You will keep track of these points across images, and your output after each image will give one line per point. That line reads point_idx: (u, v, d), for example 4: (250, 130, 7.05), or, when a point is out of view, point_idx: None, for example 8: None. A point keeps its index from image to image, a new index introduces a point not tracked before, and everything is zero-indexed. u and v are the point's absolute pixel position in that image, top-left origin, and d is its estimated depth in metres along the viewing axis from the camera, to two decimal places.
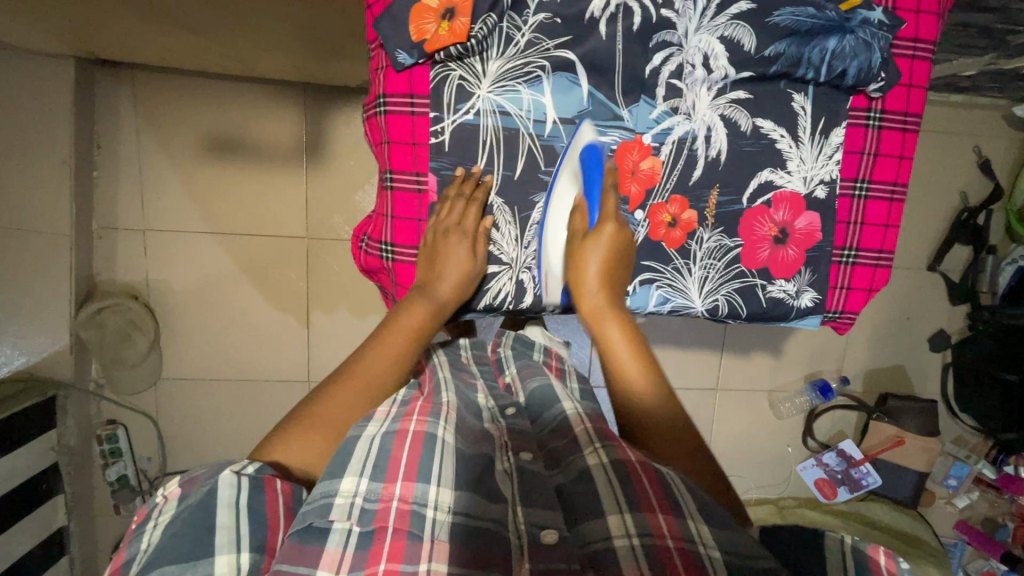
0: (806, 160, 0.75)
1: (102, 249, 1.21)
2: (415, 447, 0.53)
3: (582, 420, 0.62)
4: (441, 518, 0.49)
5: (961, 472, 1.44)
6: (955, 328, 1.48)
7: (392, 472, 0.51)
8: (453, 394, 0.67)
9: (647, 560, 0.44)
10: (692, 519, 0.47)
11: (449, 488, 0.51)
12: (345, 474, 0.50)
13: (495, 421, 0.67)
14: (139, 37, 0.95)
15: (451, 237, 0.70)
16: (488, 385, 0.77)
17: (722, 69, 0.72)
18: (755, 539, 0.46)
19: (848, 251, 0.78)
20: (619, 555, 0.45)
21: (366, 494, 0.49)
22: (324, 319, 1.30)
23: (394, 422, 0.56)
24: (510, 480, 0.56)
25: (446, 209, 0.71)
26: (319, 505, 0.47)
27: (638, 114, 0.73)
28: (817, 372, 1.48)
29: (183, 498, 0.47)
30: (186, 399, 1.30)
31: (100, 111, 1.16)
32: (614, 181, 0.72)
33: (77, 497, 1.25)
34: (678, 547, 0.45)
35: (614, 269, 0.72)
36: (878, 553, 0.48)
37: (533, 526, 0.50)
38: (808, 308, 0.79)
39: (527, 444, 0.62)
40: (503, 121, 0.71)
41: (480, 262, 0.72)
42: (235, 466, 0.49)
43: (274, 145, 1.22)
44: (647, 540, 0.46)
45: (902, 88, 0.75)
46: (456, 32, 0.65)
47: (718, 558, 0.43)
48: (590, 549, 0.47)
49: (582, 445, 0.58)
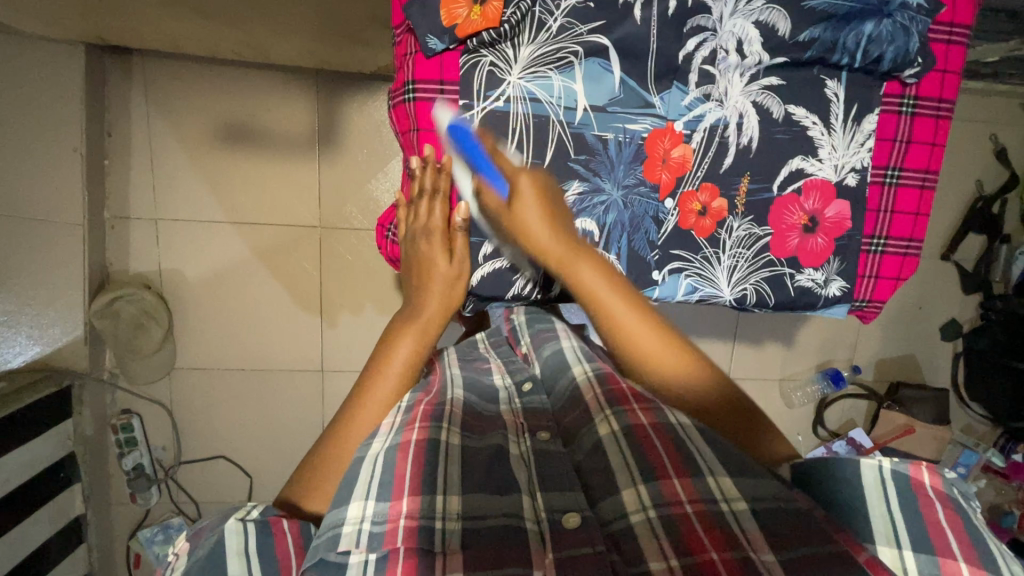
0: (837, 148, 0.74)
1: (114, 239, 1.20)
2: (418, 459, 0.53)
3: (592, 387, 0.64)
4: (450, 526, 0.48)
5: (970, 459, 1.43)
6: (967, 317, 1.48)
7: (397, 490, 0.51)
8: (461, 387, 0.69)
9: (668, 526, 0.46)
10: (709, 475, 0.50)
11: (456, 494, 0.51)
12: (351, 500, 0.49)
13: (512, 401, 0.69)
14: (151, 23, 0.93)
15: (424, 238, 0.72)
16: (505, 362, 0.80)
17: (756, 54, 0.71)
18: (778, 480, 0.49)
19: (877, 240, 0.78)
20: (636, 528, 0.47)
21: (374, 518, 0.48)
22: (351, 320, 1.31)
23: (397, 435, 0.56)
24: (526, 464, 0.57)
25: (414, 212, 0.73)
26: (328, 539, 0.46)
27: (670, 101, 0.72)
28: (829, 361, 1.48)
29: (191, 553, 0.47)
30: (200, 390, 1.30)
31: (110, 98, 1.15)
32: (495, 143, 0.70)
33: (93, 487, 1.26)
34: (697, 510, 0.47)
35: (550, 212, 0.69)
36: (921, 472, 0.48)
37: (554, 512, 0.50)
38: (836, 297, 0.78)
39: (544, 424, 0.63)
40: (533, 108, 0.70)
41: (458, 256, 0.72)
42: (240, 514, 0.49)
43: (287, 132, 1.20)
44: (664, 508, 0.48)
45: (938, 74, 0.74)
46: (488, 16, 0.65)
47: (743, 509, 0.46)
48: (612, 528, 0.49)
49: (594, 414, 0.61)
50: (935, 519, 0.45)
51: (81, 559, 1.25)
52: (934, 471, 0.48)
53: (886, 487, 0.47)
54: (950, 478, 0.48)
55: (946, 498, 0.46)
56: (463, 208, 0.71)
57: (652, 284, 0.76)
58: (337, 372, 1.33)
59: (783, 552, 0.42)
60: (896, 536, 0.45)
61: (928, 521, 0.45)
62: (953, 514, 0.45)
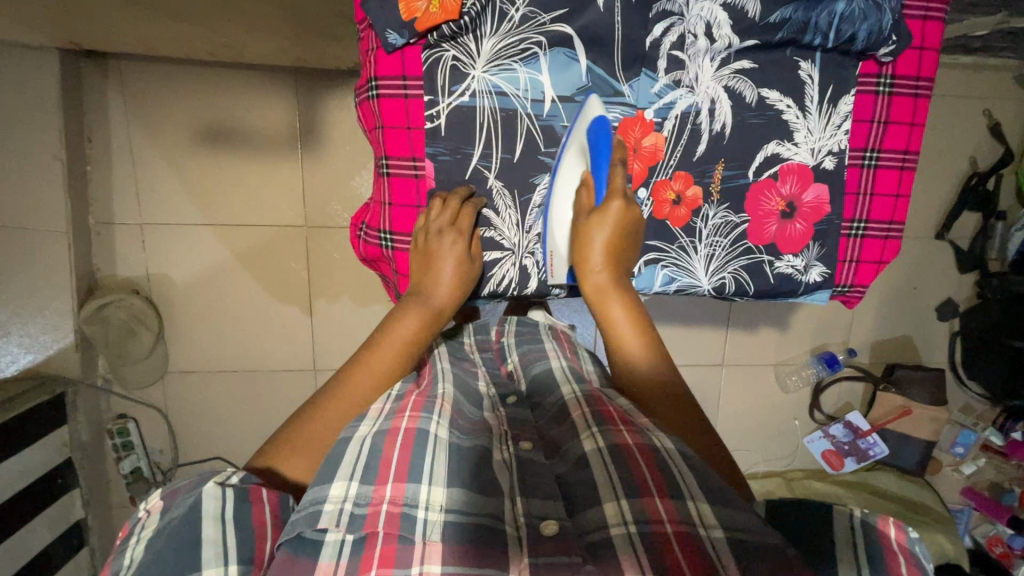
0: (813, 131, 0.73)
1: (101, 245, 1.20)
2: (406, 448, 0.54)
3: (580, 405, 0.62)
4: (433, 517, 0.49)
5: (968, 439, 1.46)
6: (963, 296, 1.46)
7: (383, 475, 0.51)
8: (450, 384, 0.68)
9: (646, 545, 0.45)
10: (692, 499, 0.48)
11: (442, 487, 0.51)
12: (335, 479, 0.50)
13: (496, 409, 0.69)
14: (120, 25, 0.92)
15: (446, 237, 0.68)
16: (490, 373, 0.80)
17: (726, 38, 0.69)
18: (754, 513, 0.47)
19: (857, 223, 0.77)
20: (616, 541, 0.46)
21: (356, 499, 0.49)
22: (329, 306, 1.30)
23: (387, 421, 0.57)
24: (510, 471, 0.56)
25: (439, 208, 0.69)
26: (309, 513, 0.47)
27: (640, 88, 0.71)
28: (824, 345, 1.47)
29: (165, 511, 0.47)
30: (193, 392, 1.30)
31: (88, 103, 1.14)
32: (621, 157, 0.68)
33: (93, 491, 1.27)
34: (677, 531, 0.45)
35: (619, 249, 0.69)
36: (889, 526, 0.49)
37: (533, 518, 0.50)
38: (817, 283, 0.77)
39: (528, 433, 0.63)
40: (500, 101, 0.69)
41: (475, 266, 0.71)
42: (219, 478, 0.49)
43: (266, 133, 1.19)
44: (645, 525, 0.46)
45: (915, 51, 0.73)
46: (447, 8, 0.62)
47: (720, 538, 0.44)
48: (590, 539, 0.47)
49: (579, 430, 0.58)
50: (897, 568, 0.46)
51: (85, 562, 1.27)
52: (901, 526, 0.49)
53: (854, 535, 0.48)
54: (914, 536, 0.49)
55: (909, 553, 0.47)
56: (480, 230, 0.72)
57: None
58: (330, 371, 1.34)
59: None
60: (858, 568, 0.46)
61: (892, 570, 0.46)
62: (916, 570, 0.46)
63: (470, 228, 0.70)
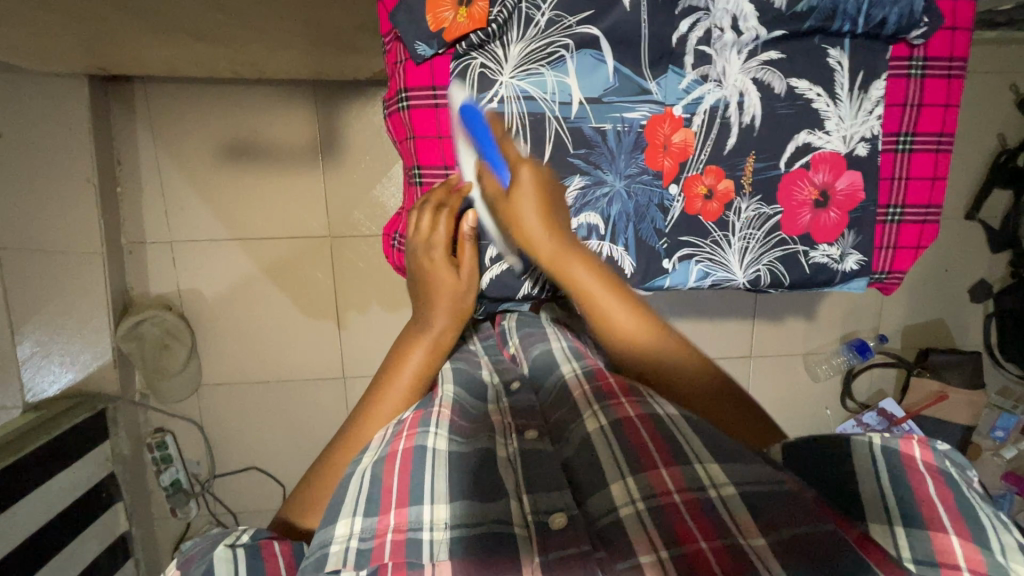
0: (844, 118, 0.72)
1: (133, 264, 1.23)
2: (404, 467, 0.55)
3: (580, 384, 0.66)
4: (438, 536, 0.49)
5: (1008, 422, 1.43)
6: (997, 277, 1.43)
7: (385, 504, 0.52)
8: (453, 382, 0.70)
9: (655, 516, 0.47)
10: (698, 461, 0.50)
11: (444, 503, 0.52)
12: (338, 519, 0.51)
13: (500, 400, 0.70)
14: (148, 48, 0.95)
15: (427, 255, 0.71)
16: (493, 359, 0.81)
17: (752, 30, 0.69)
18: (765, 463, 0.49)
19: (893, 209, 0.76)
20: (625, 522, 0.47)
21: (361, 534, 0.50)
22: (356, 315, 1.31)
23: (385, 446, 0.59)
24: (513, 467, 0.57)
25: (416, 224, 0.70)
26: (317, 558, 0.48)
27: (667, 85, 0.71)
28: (854, 332, 1.45)
29: None
30: (228, 404, 1.33)
31: (116, 126, 1.17)
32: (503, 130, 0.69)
33: (136, 505, 1.30)
34: (684, 498, 0.48)
35: (549, 209, 0.68)
36: (912, 446, 0.48)
37: (540, 514, 0.51)
38: (854, 272, 0.76)
39: (532, 422, 0.64)
40: (528, 106, 0.69)
41: (465, 271, 0.71)
42: (230, 539, 0.52)
43: (288, 146, 1.21)
44: (653, 500, 0.48)
45: (946, 32, 0.71)
46: (475, 16, 0.65)
47: (732, 494, 0.47)
48: (600, 524, 0.49)
49: (582, 410, 0.61)
50: (925, 490, 0.45)
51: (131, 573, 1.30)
52: (927, 445, 0.48)
53: (874, 462, 0.48)
54: (942, 450, 0.48)
55: (937, 472, 0.46)
56: (473, 215, 0.70)
57: (663, 273, 0.75)
58: (359, 377, 1.35)
59: (774, 534, 0.42)
60: (887, 513, 0.45)
61: (919, 498, 0.44)
62: (945, 488, 0.44)
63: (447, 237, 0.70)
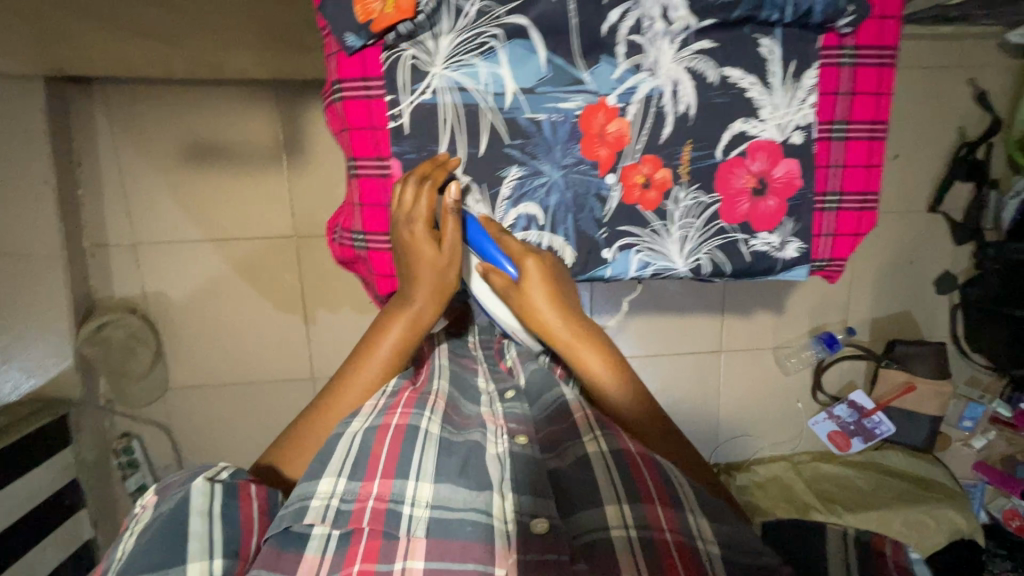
0: (778, 107, 0.73)
1: (95, 266, 1.22)
2: (396, 440, 0.62)
3: (581, 409, 0.72)
4: (417, 513, 0.57)
5: (975, 412, 1.45)
6: (962, 268, 1.45)
7: (370, 472, 0.59)
8: (445, 379, 0.76)
9: (643, 544, 0.55)
10: (692, 513, 0.58)
11: (428, 483, 0.59)
12: (324, 476, 0.59)
13: (493, 405, 0.76)
14: (99, 48, 0.94)
15: (407, 227, 0.68)
16: (490, 368, 0.85)
17: (683, 19, 0.70)
18: (752, 534, 0.57)
19: (831, 197, 0.76)
20: (615, 544, 0.55)
21: (343, 495, 0.58)
22: (324, 317, 1.31)
23: (379, 417, 0.65)
24: (500, 463, 0.64)
25: (398, 194, 0.69)
26: (295, 510, 0.56)
27: (600, 75, 0.71)
28: (822, 325, 1.46)
29: (157, 506, 0.57)
30: (196, 407, 1.32)
31: (75, 127, 1.16)
32: (497, 229, 0.71)
33: (101, 511, 1.29)
34: (675, 539, 0.55)
35: (559, 296, 0.72)
36: None
37: (523, 516, 0.58)
38: (794, 259, 0.77)
39: (524, 428, 0.68)
40: (461, 97, 0.70)
41: (447, 247, 0.69)
42: (210, 473, 0.58)
43: (250, 146, 1.21)
44: (646, 531, 0.56)
45: (876, 20, 0.72)
46: (402, 7, 0.64)
47: (715, 552, 0.54)
48: (582, 539, 0.57)
49: (583, 432, 0.67)
50: None
51: None
52: None
53: None
54: None
55: None
56: (454, 189, 0.67)
57: (603, 263, 0.76)
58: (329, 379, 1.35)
59: None
60: None
61: None
62: None
63: (429, 211, 0.68)
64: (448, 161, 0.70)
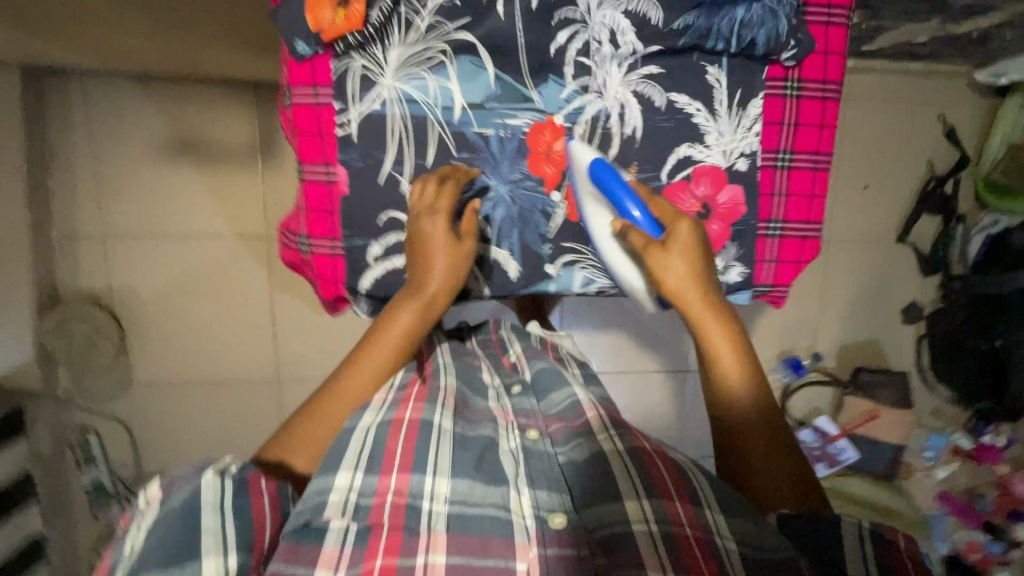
0: (723, 133, 0.76)
1: (63, 257, 1.21)
2: (409, 437, 0.63)
3: (594, 407, 0.71)
4: (435, 508, 0.59)
5: (938, 443, 1.45)
6: (929, 299, 1.47)
7: (385, 467, 0.61)
8: (451, 376, 0.77)
9: (664, 541, 0.56)
10: (709, 510, 0.59)
11: (444, 478, 0.61)
12: (338, 470, 0.59)
13: (500, 399, 0.77)
14: (75, 41, 0.95)
15: (431, 216, 0.70)
16: (493, 365, 0.85)
17: (630, 44, 0.73)
18: (775, 531, 0.56)
19: (774, 224, 0.79)
20: (636, 537, 0.57)
21: (361, 489, 0.59)
22: (293, 318, 1.31)
23: (389, 411, 0.66)
24: (514, 458, 0.66)
25: (418, 192, 0.72)
26: (313, 506, 0.56)
27: (548, 94, 0.74)
28: (790, 350, 1.47)
29: (167, 501, 0.54)
30: (158, 404, 1.31)
31: (50, 117, 1.16)
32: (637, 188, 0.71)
33: (54, 506, 1.26)
34: (696, 536, 0.56)
35: (700, 268, 0.68)
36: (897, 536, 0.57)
37: (540, 511, 0.60)
38: (737, 283, 0.79)
39: (534, 423, 0.72)
40: (410, 108, 0.72)
41: (465, 243, 0.72)
42: (221, 467, 0.56)
43: (226, 144, 1.21)
44: (666, 526, 0.57)
45: (820, 56, 0.76)
46: (351, 19, 0.67)
47: (734, 549, 0.55)
48: (598, 535, 0.59)
49: (596, 430, 0.67)
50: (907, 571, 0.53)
51: None
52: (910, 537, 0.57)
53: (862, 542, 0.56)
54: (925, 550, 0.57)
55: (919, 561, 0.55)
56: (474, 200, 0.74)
57: (548, 279, 0.80)
58: (293, 381, 1.34)
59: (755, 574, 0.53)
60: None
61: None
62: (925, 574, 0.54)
63: (450, 204, 0.71)
64: (469, 171, 0.74)
